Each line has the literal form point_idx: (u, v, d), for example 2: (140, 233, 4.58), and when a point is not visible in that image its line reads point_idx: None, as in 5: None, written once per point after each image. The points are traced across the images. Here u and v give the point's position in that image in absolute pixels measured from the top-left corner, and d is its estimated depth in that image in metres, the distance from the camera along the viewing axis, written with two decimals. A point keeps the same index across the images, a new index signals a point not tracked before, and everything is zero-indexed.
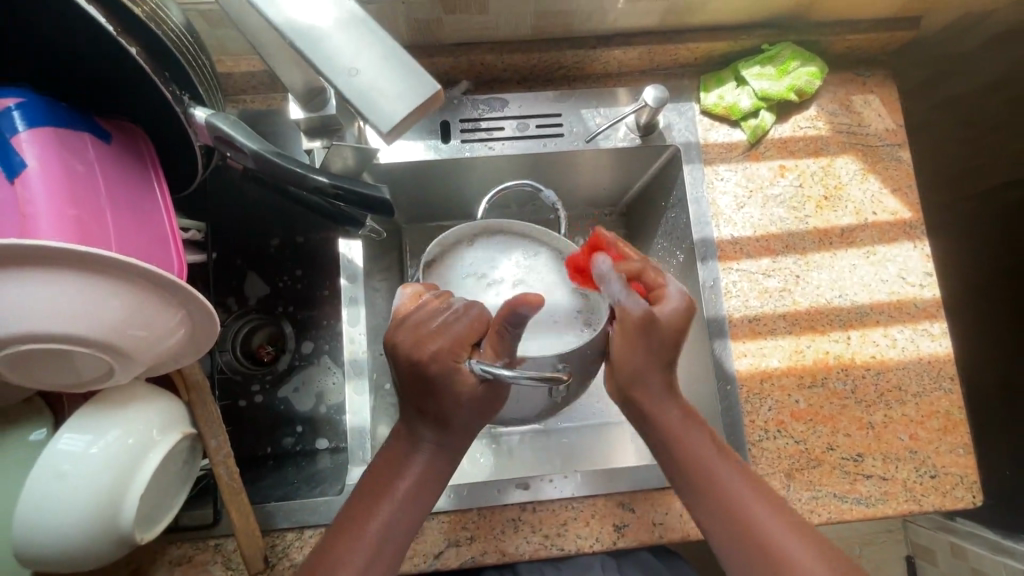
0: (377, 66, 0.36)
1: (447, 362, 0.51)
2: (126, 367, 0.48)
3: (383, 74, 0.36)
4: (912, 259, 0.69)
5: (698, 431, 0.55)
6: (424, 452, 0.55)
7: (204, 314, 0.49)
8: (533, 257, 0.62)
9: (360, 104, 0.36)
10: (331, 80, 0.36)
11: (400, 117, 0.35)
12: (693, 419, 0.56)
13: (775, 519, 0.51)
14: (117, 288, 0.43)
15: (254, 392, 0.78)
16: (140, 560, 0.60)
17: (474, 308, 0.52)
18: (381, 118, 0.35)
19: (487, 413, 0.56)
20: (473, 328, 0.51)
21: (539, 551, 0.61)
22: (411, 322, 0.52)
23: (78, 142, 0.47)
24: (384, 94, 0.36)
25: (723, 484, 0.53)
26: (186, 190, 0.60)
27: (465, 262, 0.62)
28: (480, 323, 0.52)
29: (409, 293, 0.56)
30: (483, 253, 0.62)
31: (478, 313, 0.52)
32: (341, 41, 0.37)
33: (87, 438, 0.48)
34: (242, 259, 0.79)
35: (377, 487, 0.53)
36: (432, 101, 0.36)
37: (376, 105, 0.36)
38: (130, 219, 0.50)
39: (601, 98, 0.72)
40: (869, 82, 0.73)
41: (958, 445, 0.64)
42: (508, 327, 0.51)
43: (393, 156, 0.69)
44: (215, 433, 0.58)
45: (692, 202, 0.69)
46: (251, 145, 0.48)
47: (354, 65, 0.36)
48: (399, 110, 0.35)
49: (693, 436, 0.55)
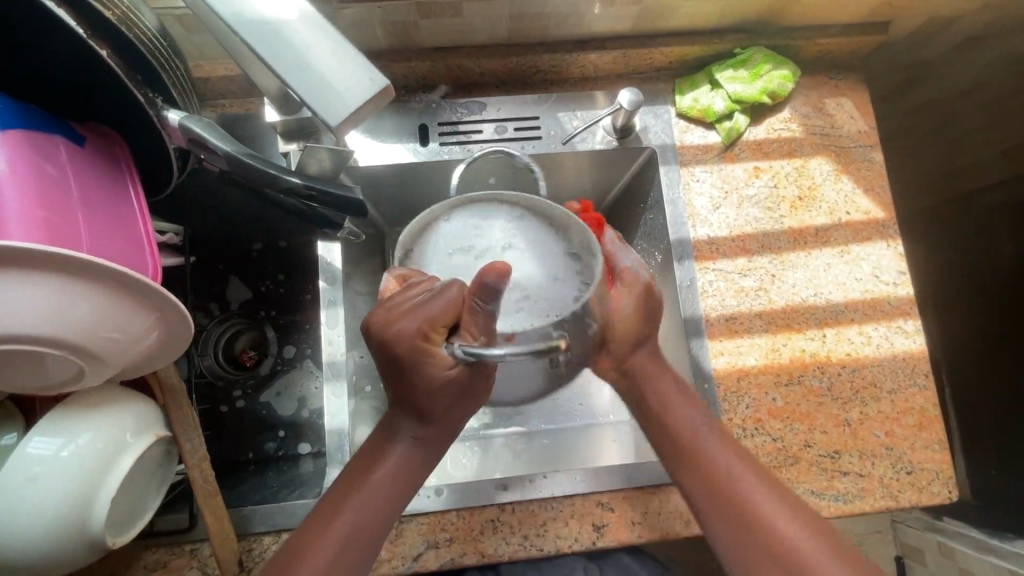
0: (327, 61, 0.39)
1: (414, 344, 0.48)
2: (97, 369, 0.47)
3: (335, 68, 0.39)
4: (885, 258, 0.70)
5: (696, 412, 0.58)
6: (402, 443, 0.55)
7: (177, 317, 0.49)
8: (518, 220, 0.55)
9: (312, 96, 0.38)
10: (282, 74, 0.38)
11: (349, 110, 0.37)
12: (693, 399, 0.59)
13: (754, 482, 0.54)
14: (88, 290, 0.42)
15: (236, 397, 0.77)
16: (114, 566, 0.59)
17: (452, 287, 0.47)
18: (332, 111, 0.38)
19: (465, 402, 0.55)
20: (447, 309, 0.47)
21: (517, 552, 0.61)
22: (387, 302, 0.49)
23: (52, 146, 0.48)
24: (335, 87, 0.38)
25: (721, 471, 0.54)
26: (164, 193, 0.60)
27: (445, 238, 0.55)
28: (456, 307, 0.47)
29: (393, 278, 0.52)
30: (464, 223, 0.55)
31: (456, 294, 0.47)
32: (290, 36, 0.39)
33: (57, 442, 0.48)
34: (225, 263, 0.80)
35: (350, 480, 0.54)
36: (381, 95, 0.38)
37: (328, 98, 0.38)
38: (103, 221, 0.50)
39: (578, 101, 0.73)
40: (841, 85, 0.75)
41: (933, 441, 0.65)
42: (479, 302, 0.46)
43: (372, 159, 0.70)
44: (191, 436, 0.58)
45: (669, 204, 0.70)
46: (224, 147, 0.48)
47: (308, 59, 0.39)
48: (350, 104, 0.38)
49: (694, 416, 0.58)
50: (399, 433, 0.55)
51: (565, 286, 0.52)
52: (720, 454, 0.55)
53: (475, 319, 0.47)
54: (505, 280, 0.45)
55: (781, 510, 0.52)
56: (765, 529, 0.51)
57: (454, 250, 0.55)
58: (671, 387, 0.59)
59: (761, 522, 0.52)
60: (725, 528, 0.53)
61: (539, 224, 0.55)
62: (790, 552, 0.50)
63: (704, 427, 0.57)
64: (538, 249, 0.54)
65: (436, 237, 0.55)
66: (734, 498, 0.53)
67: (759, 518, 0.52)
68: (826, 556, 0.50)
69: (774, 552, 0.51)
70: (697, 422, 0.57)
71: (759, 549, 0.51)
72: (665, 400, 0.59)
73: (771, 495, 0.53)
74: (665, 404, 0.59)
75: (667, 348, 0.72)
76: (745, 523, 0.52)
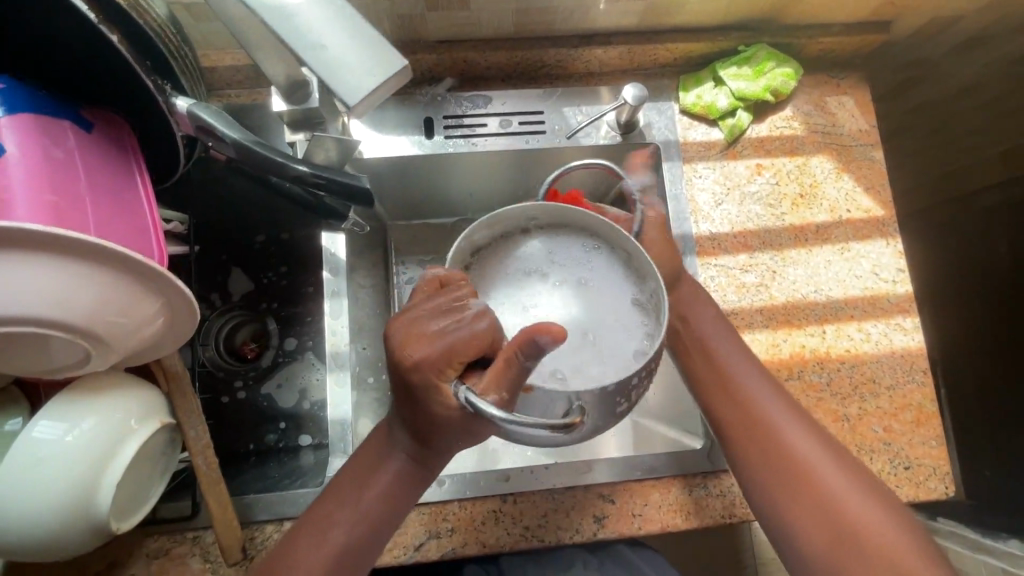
0: (344, 43, 0.40)
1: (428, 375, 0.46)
2: (104, 354, 0.47)
3: (352, 49, 0.40)
4: (884, 256, 0.71)
5: (735, 351, 0.61)
6: (406, 457, 0.53)
7: (185, 302, 0.49)
8: (595, 259, 0.53)
9: (329, 75, 0.39)
10: (299, 54, 0.39)
11: (366, 89, 0.38)
12: (734, 338, 0.62)
13: (789, 420, 0.57)
14: (98, 273, 0.43)
15: (237, 388, 0.77)
16: (116, 554, 0.59)
17: (483, 320, 0.47)
18: (348, 91, 0.39)
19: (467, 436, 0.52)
20: (472, 344, 0.46)
21: (518, 543, 0.62)
22: (410, 316, 0.48)
23: (60, 132, 0.48)
24: (352, 68, 0.39)
25: (760, 408, 0.58)
26: (169, 181, 0.60)
27: (519, 258, 0.55)
28: (481, 342, 0.46)
29: (431, 279, 0.50)
30: (542, 249, 0.55)
31: (484, 329, 0.47)
32: (307, 19, 0.40)
33: (63, 426, 0.48)
34: (226, 255, 0.80)
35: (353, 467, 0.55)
36: (398, 75, 0.39)
37: (346, 78, 0.39)
38: (111, 206, 0.50)
39: (583, 96, 0.74)
40: (843, 84, 0.75)
41: (930, 437, 0.66)
42: (518, 356, 0.43)
43: (376, 150, 0.70)
44: (195, 424, 0.58)
45: (671, 199, 0.71)
46: (232, 135, 0.49)
47: (324, 40, 0.40)
48: (366, 84, 0.39)
49: (734, 355, 0.61)
50: (398, 449, 0.54)
51: (622, 339, 0.50)
52: (755, 390, 0.58)
53: (505, 369, 0.43)
54: (558, 344, 0.42)
55: (814, 447, 0.55)
56: (793, 459, 0.55)
57: (524, 272, 0.54)
58: (712, 325, 0.62)
59: (789, 452, 0.55)
60: (758, 466, 0.56)
61: (620, 268, 0.52)
62: (815, 480, 0.54)
63: (742, 365, 0.60)
64: (613, 294, 0.52)
65: (517, 260, 0.55)
66: (766, 427, 0.57)
67: (789, 458, 0.55)
68: (848, 486, 0.53)
69: (799, 479, 0.54)
70: (737, 360, 0.60)
71: (791, 484, 0.54)
72: (705, 337, 0.62)
73: (801, 429, 0.56)
74: (706, 340, 0.62)
75: None
76: (778, 459, 0.55)
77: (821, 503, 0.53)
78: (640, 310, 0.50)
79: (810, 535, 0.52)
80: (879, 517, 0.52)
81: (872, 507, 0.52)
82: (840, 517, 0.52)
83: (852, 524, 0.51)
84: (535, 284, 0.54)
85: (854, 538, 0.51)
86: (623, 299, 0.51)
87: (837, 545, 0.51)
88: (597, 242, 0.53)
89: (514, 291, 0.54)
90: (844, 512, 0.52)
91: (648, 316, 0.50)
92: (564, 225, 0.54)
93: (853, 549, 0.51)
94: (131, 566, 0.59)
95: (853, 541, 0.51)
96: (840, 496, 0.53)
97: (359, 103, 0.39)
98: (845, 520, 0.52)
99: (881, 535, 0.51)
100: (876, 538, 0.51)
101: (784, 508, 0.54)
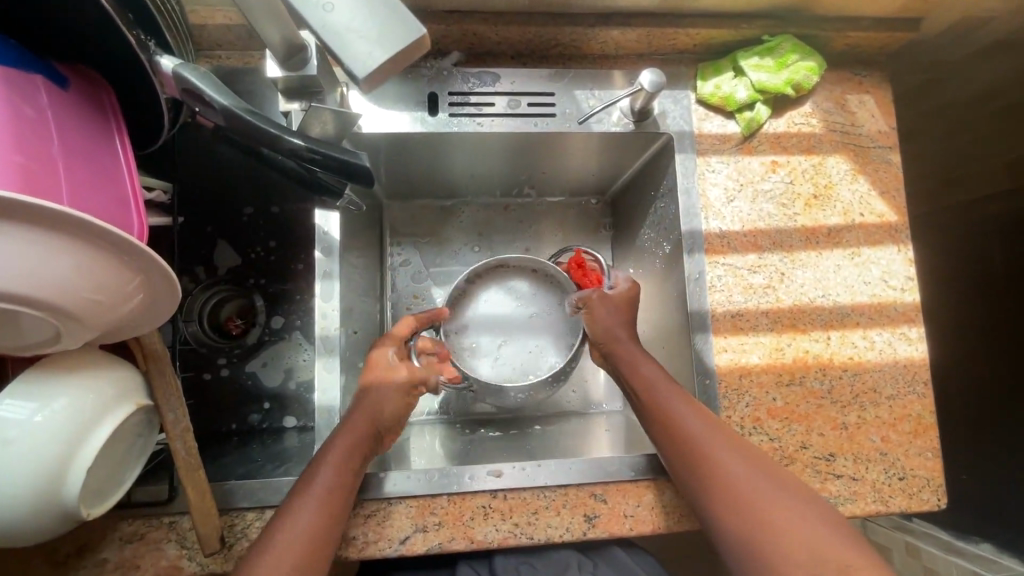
0: (352, 4, 0.37)
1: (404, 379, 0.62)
2: (77, 332, 0.44)
3: (361, 11, 0.37)
4: (895, 263, 0.69)
5: (660, 375, 0.62)
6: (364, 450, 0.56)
7: (163, 280, 0.46)
8: (544, 322, 0.76)
9: (335, 40, 0.37)
10: (305, 15, 0.37)
11: (378, 61, 0.36)
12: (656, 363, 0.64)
13: (730, 455, 0.55)
14: (56, 245, 0.38)
15: (220, 365, 0.77)
16: (87, 536, 0.57)
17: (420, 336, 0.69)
18: (357, 59, 0.36)
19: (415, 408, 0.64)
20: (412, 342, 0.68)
21: (506, 539, 0.60)
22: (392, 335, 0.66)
23: (31, 87, 0.44)
24: (360, 33, 0.37)
25: (696, 444, 0.56)
26: (152, 147, 0.56)
27: (508, 288, 0.76)
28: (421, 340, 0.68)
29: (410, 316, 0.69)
30: (522, 294, 0.76)
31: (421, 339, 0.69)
32: None
33: (31, 406, 0.45)
34: (213, 226, 0.77)
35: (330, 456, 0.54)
36: (416, 45, 0.37)
37: (352, 45, 0.36)
38: (85, 173, 0.46)
39: (597, 79, 0.70)
40: (866, 82, 0.72)
41: (926, 449, 0.65)
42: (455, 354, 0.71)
43: (375, 124, 0.66)
44: (174, 406, 0.55)
45: (682, 193, 0.68)
46: (221, 100, 0.45)
47: (332, 1, 0.37)
48: (376, 54, 0.36)
49: (652, 370, 0.63)
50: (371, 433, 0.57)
51: (518, 364, 0.75)
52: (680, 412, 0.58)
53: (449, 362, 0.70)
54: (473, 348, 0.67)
55: (753, 480, 0.53)
56: (715, 466, 0.54)
57: (507, 299, 0.76)
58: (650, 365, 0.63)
59: (721, 480, 0.53)
60: (701, 504, 0.54)
61: (552, 337, 0.75)
62: (737, 488, 0.53)
63: (659, 379, 0.62)
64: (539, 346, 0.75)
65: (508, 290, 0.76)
66: (692, 444, 0.56)
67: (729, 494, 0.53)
68: (773, 496, 0.52)
69: (721, 487, 0.53)
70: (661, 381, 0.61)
71: (739, 525, 0.51)
72: (632, 360, 0.65)
73: (722, 438, 0.56)
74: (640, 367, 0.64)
75: (674, 341, 0.71)
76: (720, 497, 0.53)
77: (745, 511, 0.51)
78: (538, 362, 0.75)
79: (737, 546, 0.51)
80: (802, 531, 0.49)
81: (797, 520, 0.50)
82: (763, 529, 0.50)
83: (775, 535, 0.49)
84: (507, 311, 0.76)
85: (775, 549, 0.49)
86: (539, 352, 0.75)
87: (760, 555, 0.49)
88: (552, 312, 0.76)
89: (493, 305, 0.76)
90: (768, 520, 0.50)
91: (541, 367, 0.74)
92: (541, 292, 0.76)
93: (778, 559, 0.48)
94: (102, 551, 0.57)
95: (781, 550, 0.49)
96: (764, 505, 0.51)
97: (370, 74, 0.37)
98: (768, 531, 0.50)
99: (821, 548, 0.48)
100: (799, 548, 0.48)
101: (730, 553, 0.52)
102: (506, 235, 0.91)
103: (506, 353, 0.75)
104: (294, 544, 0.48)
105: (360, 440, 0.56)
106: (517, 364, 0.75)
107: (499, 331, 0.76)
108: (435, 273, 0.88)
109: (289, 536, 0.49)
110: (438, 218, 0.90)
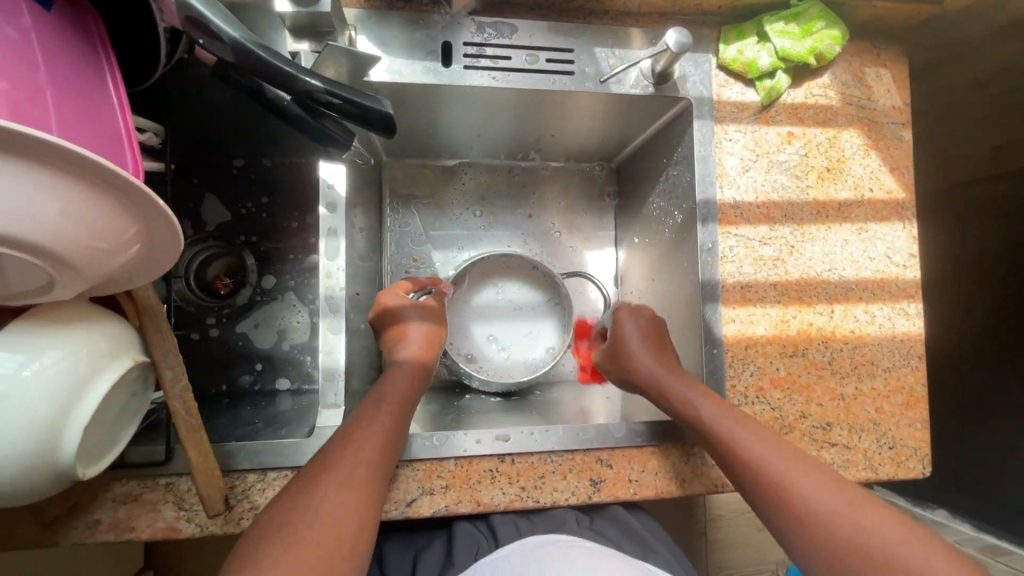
0: None
1: (424, 350, 0.64)
2: (70, 282, 0.41)
3: None
4: (899, 240, 0.70)
5: (650, 356, 0.65)
6: (395, 408, 0.55)
7: (166, 230, 0.43)
8: (537, 319, 0.84)
9: None
10: None
11: None
12: (655, 339, 0.67)
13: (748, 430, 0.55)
14: (43, 177, 0.34)
15: (209, 325, 0.75)
16: (78, 498, 0.55)
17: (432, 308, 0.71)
18: None
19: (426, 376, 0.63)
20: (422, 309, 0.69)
21: (513, 502, 0.60)
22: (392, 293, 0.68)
23: (11, 4, 0.38)
24: None
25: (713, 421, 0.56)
26: (143, 84, 0.53)
27: (511, 283, 0.83)
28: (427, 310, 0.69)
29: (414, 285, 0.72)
30: (522, 290, 0.84)
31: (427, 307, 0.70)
32: None
33: (19, 360, 0.41)
34: (199, 178, 0.75)
35: (369, 418, 0.53)
36: None
37: None
38: (75, 107, 0.42)
39: (615, 36, 0.67)
40: (884, 55, 0.71)
41: (916, 420, 0.68)
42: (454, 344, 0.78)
43: (382, 72, 0.62)
44: (172, 364, 0.51)
45: (699, 160, 0.67)
46: (229, 33, 0.42)
47: None
48: None
49: (642, 359, 0.65)
50: (403, 394, 0.57)
51: (510, 350, 0.82)
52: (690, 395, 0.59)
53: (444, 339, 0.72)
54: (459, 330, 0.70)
55: (775, 452, 0.53)
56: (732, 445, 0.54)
57: (508, 292, 0.83)
58: (644, 348, 0.66)
59: (747, 454, 0.53)
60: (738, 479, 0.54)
61: (543, 332, 0.83)
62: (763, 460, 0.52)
63: (653, 369, 0.64)
64: (529, 337, 0.83)
65: (511, 286, 0.83)
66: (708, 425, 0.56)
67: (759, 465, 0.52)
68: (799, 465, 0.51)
69: (743, 463, 0.53)
70: (652, 365, 0.64)
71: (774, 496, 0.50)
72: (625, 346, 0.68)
73: (737, 421, 0.56)
74: (630, 354, 0.67)
75: (682, 310, 0.71)
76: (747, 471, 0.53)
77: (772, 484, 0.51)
78: (526, 351, 0.83)
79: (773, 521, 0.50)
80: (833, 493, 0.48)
81: (833, 497, 0.48)
82: (794, 501, 0.49)
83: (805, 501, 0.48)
84: (507, 303, 0.83)
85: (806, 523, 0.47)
86: (529, 342, 0.83)
87: (799, 539, 0.48)
88: (546, 311, 0.84)
89: (496, 296, 0.83)
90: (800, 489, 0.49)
91: (529, 356, 0.82)
92: (538, 292, 0.84)
93: (815, 543, 0.47)
94: (95, 512, 0.54)
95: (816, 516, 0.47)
96: (790, 477, 0.50)
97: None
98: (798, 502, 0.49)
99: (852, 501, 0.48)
100: (832, 533, 0.46)
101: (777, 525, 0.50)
102: (509, 200, 0.89)
103: (502, 337, 0.83)
104: (348, 495, 0.45)
105: (389, 402, 0.55)
106: (509, 347, 0.83)
107: (498, 318, 0.83)
108: (434, 236, 0.86)
109: (341, 487, 0.46)
110: (438, 179, 0.87)
